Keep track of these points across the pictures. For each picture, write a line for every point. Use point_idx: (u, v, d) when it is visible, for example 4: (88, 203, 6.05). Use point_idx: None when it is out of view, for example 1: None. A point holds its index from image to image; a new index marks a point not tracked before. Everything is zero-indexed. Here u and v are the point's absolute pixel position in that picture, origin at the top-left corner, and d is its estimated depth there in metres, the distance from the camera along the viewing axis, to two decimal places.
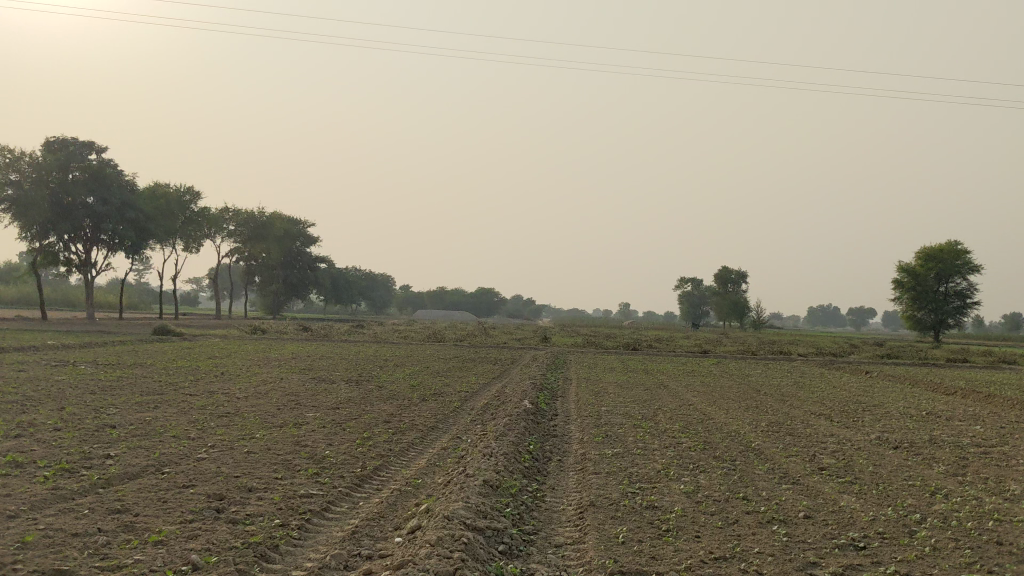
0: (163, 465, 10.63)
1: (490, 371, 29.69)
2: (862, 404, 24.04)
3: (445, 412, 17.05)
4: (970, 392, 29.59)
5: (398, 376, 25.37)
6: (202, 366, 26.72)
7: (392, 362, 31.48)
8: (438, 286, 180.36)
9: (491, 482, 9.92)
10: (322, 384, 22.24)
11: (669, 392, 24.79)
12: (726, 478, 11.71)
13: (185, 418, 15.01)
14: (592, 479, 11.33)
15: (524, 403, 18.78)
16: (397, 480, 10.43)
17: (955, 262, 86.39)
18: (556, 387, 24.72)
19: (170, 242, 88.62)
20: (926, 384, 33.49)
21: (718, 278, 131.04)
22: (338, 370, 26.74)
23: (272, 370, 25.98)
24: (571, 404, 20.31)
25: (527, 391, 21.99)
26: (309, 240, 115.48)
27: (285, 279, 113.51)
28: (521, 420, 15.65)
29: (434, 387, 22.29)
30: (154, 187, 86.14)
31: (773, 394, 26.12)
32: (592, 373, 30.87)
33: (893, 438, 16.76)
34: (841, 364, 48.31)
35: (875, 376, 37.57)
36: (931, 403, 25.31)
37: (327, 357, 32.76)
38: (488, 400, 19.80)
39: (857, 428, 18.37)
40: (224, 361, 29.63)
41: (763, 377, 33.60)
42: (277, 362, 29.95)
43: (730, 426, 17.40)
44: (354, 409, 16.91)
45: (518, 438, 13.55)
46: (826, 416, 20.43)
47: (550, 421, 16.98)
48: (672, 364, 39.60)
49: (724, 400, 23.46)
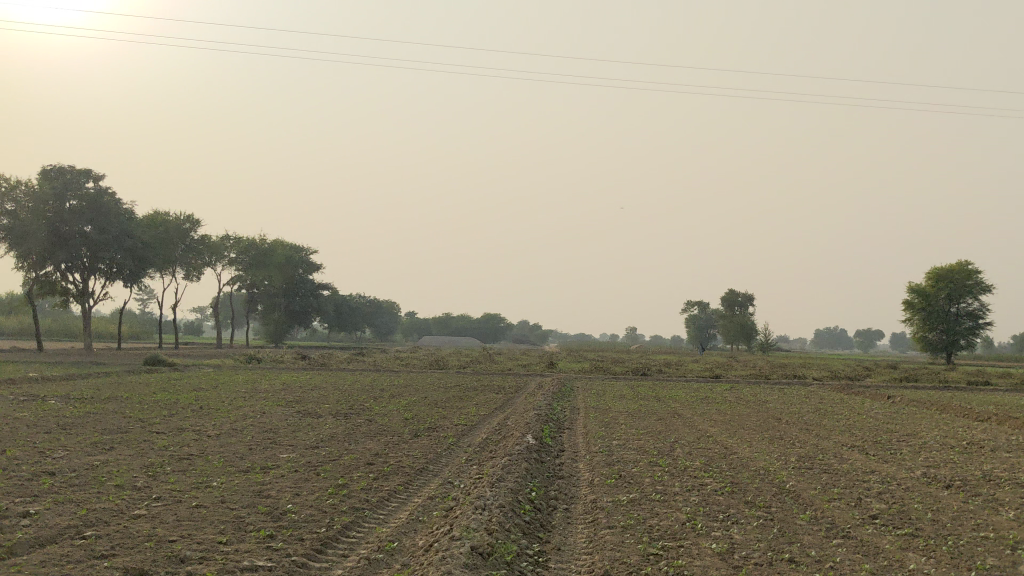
0: (86, 527, 8.79)
1: (490, 401, 27.75)
2: (892, 433, 22.23)
3: (437, 449, 15.19)
4: (1005, 419, 27.64)
5: (390, 408, 23.43)
6: (181, 399, 24.71)
7: (389, 392, 29.69)
8: (444, 313, 178.45)
9: (479, 547, 8.10)
10: (307, 419, 20.38)
11: (685, 422, 22.84)
12: (764, 532, 9.86)
13: (141, 461, 13.20)
14: (603, 536, 9.47)
15: (527, 437, 16.91)
16: (367, 543, 8.63)
17: (966, 282, 84.37)
18: (562, 419, 22.80)
19: (170, 271, 86.96)
20: (956, 409, 31.43)
21: (726, 300, 128.96)
22: (329, 402, 24.89)
23: (254, 404, 24.06)
24: (578, 438, 18.43)
25: (531, 423, 20.11)
26: (312, 267, 113.66)
27: (288, 307, 111.64)
28: (522, 459, 13.80)
29: (429, 420, 20.42)
30: (152, 215, 84.56)
31: (795, 424, 24.23)
32: (601, 401, 29.02)
33: (941, 474, 14.94)
34: (860, 389, 46.18)
35: (898, 402, 35.50)
36: (967, 432, 23.36)
37: (319, 389, 30.75)
38: (487, 435, 17.91)
39: (898, 462, 16.53)
40: (207, 393, 27.62)
41: (780, 404, 31.79)
42: (264, 394, 27.99)
43: (757, 463, 15.53)
44: (336, 449, 15.05)
45: (519, 484, 11.68)
46: (860, 449, 18.53)
47: (557, 459, 15.12)
48: (684, 391, 37.50)
49: (745, 431, 21.54)
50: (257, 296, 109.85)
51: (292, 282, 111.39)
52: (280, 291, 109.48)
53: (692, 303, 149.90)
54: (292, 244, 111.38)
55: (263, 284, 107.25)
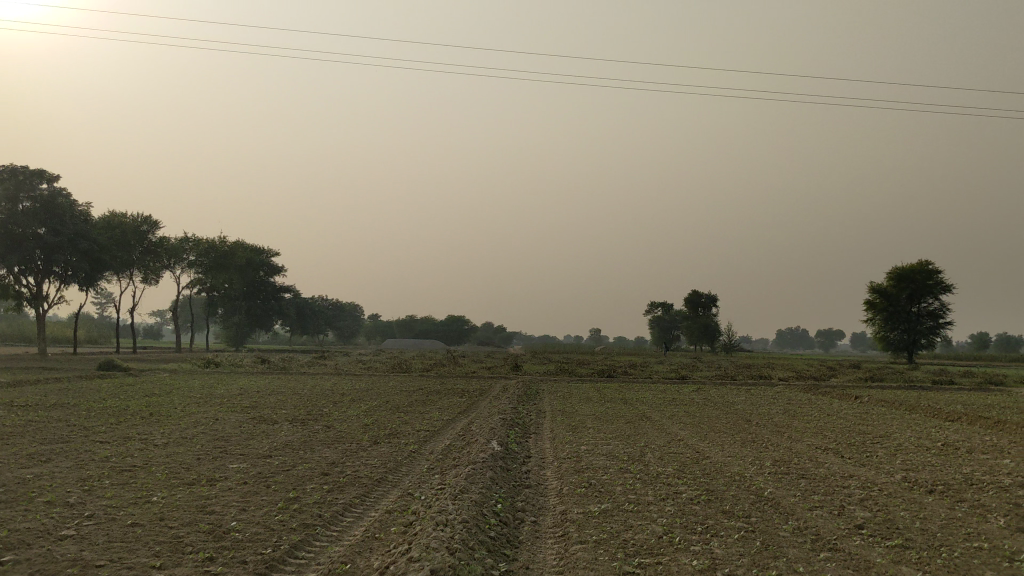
0: (5, 550, 7.96)
1: (455, 405, 27.00)
2: (866, 435, 21.74)
3: (397, 457, 14.44)
4: (977, 419, 27.25)
5: (351, 414, 22.58)
6: (131, 406, 23.72)
7: (350, 397, 28.79)
8: (408, 315, 177.12)
9: (439, 569, 7.37)
10: (262, 425, 19.53)
11: (654, 426, 22.19)
12: (746, 546, 9.19)
13: (78, 474, 12.33)
14: (574, 552, 8.77)
15: (491, 444, 16.17)
16: (317, 565, 7.87)
17: (926, 282, 84.59)
18: (529, 424, 22.08)
19: (127, 274, 85.20)
20: (927, 410, 31.02)
21: (689, 301, 128.76)
22: (287, 408, 24.03)
23: (208, 410, 23.14)
24: (545, 444, 17.74)
25: (496, 428, 19.37)
26: (273, 269, 112.06)
27: (249, 311, 109.99)
28: (487, 468, 13.08)
29: (390, 426, 19.60)
30: (109, 216, 82.78)
31: (766, 426, 23.68)
32: (567, 404, 28.36)
33: (922, 479, 14.42)
34: (827, 390, 45.76)
35: (868, 403, 35.06)
36: (940, 433, 22.91)
37: (277, 393, 29.81)
38: (450, 441, 17.14)
39: (876, 465, 16.00)
40: (160, 399, 26.63)
41: (750, 405, 31.27)
42: (218, 400, 27.00)
43: (731, 468, 14.90)
44: (289, 458, 14.21)
45: (484, 495, 10.93)
46: (834, 452, 17.97)
47: (524, 468, 14.38)
48: (652, 393, 36.84)
49: (716, 434, 20.94)
50: (217, 299, 108.15)
51: (253, 285, 109.70)
52: (241, 295, 107.80)
53: (655, 304, 149.69)
54: (253, 246, 109.73)
55: (223, 287, 105.55)
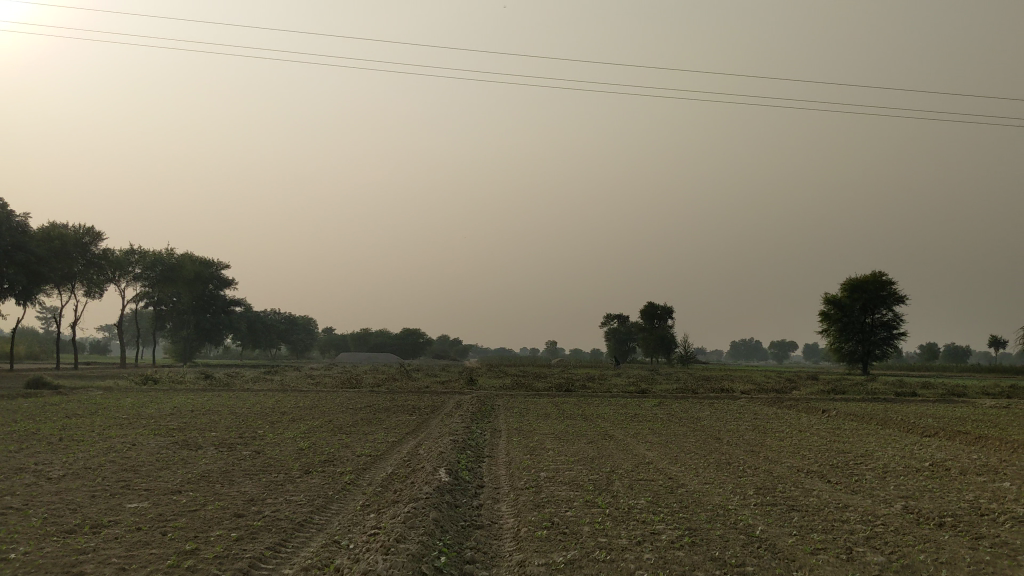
0: None
1: (402, 424, 25.07)
2: (846, 454, 20.19)
3: (328, 492, 12.47)
4: (955, 435, 25.81)
5: (286, 437, 20.54)
6: (43, 429, 21.49)
7: (289, 416, 26.67)
8: (362, 330, 174.02)
9: None
10: (184, 452, 17.44)
11: (619, 446, 20.42)
12: None
13: None
14: None
15: (439, 473, 14.23)
16: None
17: (880, 292, 84.06)
18: (482, 445, 20.21)
19: (69, 287, 81.93)
20: (900, 425, 29.55)
21: (646, 313, 127.59)
22: (217, 431, 21.88)
23: (127, 433, 20.96)
24: (499, 470, 15.87)
25: (447, 451, 17.52)
26: (223, 281, 109.15)
27: (198, 324, 107.08)
28: (435, 507, 11.15)
29: (328, 451, 17.63)
30: (49, 227, 79.65)
31: (736, 445, 22.04)
32: (524, 422, 26.50)
33: (926, 509, 12.75)
34: (791, 403, 44.34)
35: (836, 417, 33.73)
36: (923, 451, 21.37)
37: (211, 413, 27.59)
38: (392, 469, 15.18)
39: (872, 492, 14.36)
40: (79, 420, 24.23)
41: (716, 421, 29.68)
42: (144, 420, 24.81)
43: (712, 500, 13.09)
44: (200, 496, 12.13)
45: (424, 545, 9.03)
46: (819, 476, 16.28)
47: (475, 503, 12.49)
48: (610, 408, 35.13)
49: (687, 456, 19.21)
50: (164, 313, 105.09)
51: (202, 298, 106.68)
52: (188, 308, 104.80)
53: (612, 317, 148.48)
54: (202, 258, 106.82)
55: (170, 300, 102.37)
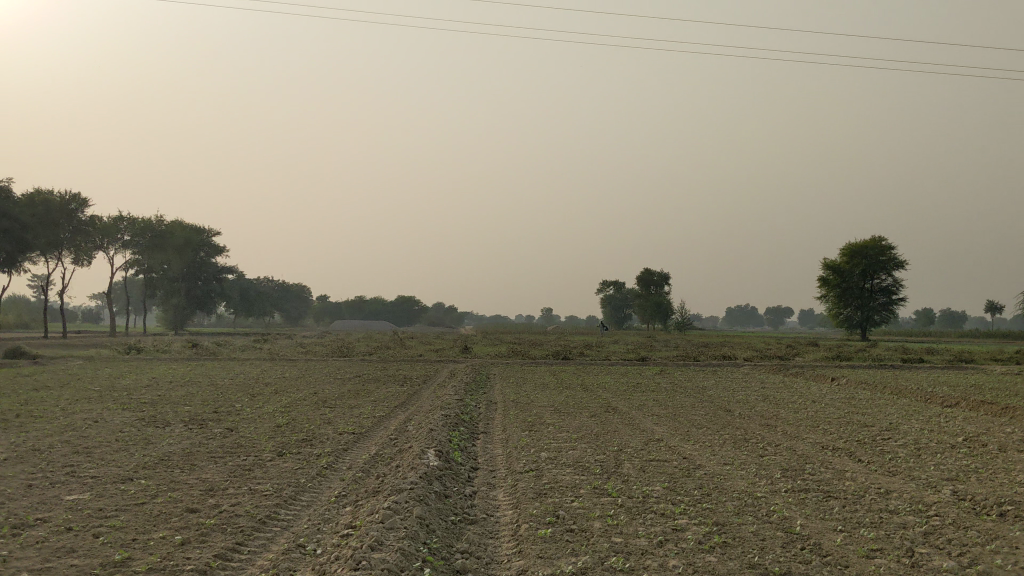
0: None
1: (392, 396, 23.56)
2: (869, 428, 18.70)
3: (300, 479, 10.91)
4: (978, 405, 24.31)
5: (265, 411, 19.00)
6: (4, 403, 19.94)
7: (272, 388, 25.14)
8: (358, 298, 172.56)
9: None
10: (150, 429, 15.90)
11: (625, 420, 18.92)
12: None
13: None
14: None
15: (427, 455, 12.65)
16: None
17: (879, 258, 82.62)
18: (477, 419, 18.66)
19: (56, 254, 80.09)
20: (916, 394, 28.06)
21: (643, 280, 126.23)
22: (193, 404, 20.34)
23: (94, 408, 19.40)
24: (494, 450, 14.31)
25: (437, 428, 15.96)
26: (214, 248, 107.38)
27: (189, 292, 105.45)
28: (421, 499, 9.54)
29: (308, 428, 16.07)
30: (35, 193, 77.62)
31: (750, 417, 20.54)
32: (522, 392, 25.02)
33: (981, 496, 11.21)
34: (795, 370, 43.03)
35: (846, 385, 32.24)
36: (950, 424, 19.88)
37: (188, 384, 26.02)
38: (376, 450, 13.63)
39: (912, 474, 12.83)
40: (45, 394, 22.62)
41: (723, 391, 28.25)
42: (117, 393, 23.24)
43: (737, 485, 11.54)
44: (151, 484, 10.55)
45: (403, 553, 7.47)
46: (847, 454, 14.77)
47: (469, 492, 10.96)
48: (610, 377, 33.57)
49: (699, 430, 17.68)
50: (156, 280, 103.33)
51: (193, 266, 105.00)
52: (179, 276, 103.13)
53: (608, 285, 147.19)
54: (192, 225, 105.02)
55: (160, 268, 100.67)
